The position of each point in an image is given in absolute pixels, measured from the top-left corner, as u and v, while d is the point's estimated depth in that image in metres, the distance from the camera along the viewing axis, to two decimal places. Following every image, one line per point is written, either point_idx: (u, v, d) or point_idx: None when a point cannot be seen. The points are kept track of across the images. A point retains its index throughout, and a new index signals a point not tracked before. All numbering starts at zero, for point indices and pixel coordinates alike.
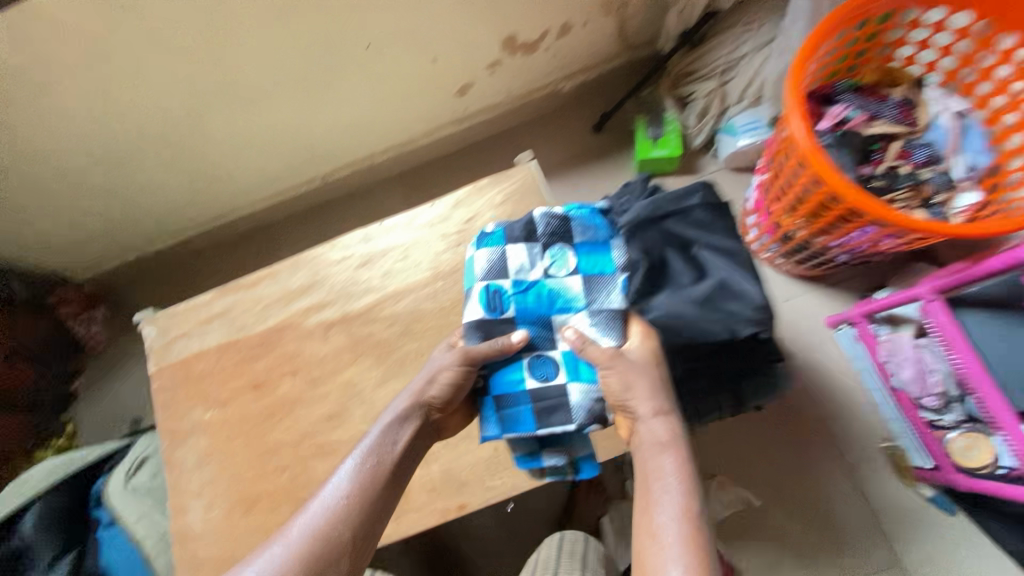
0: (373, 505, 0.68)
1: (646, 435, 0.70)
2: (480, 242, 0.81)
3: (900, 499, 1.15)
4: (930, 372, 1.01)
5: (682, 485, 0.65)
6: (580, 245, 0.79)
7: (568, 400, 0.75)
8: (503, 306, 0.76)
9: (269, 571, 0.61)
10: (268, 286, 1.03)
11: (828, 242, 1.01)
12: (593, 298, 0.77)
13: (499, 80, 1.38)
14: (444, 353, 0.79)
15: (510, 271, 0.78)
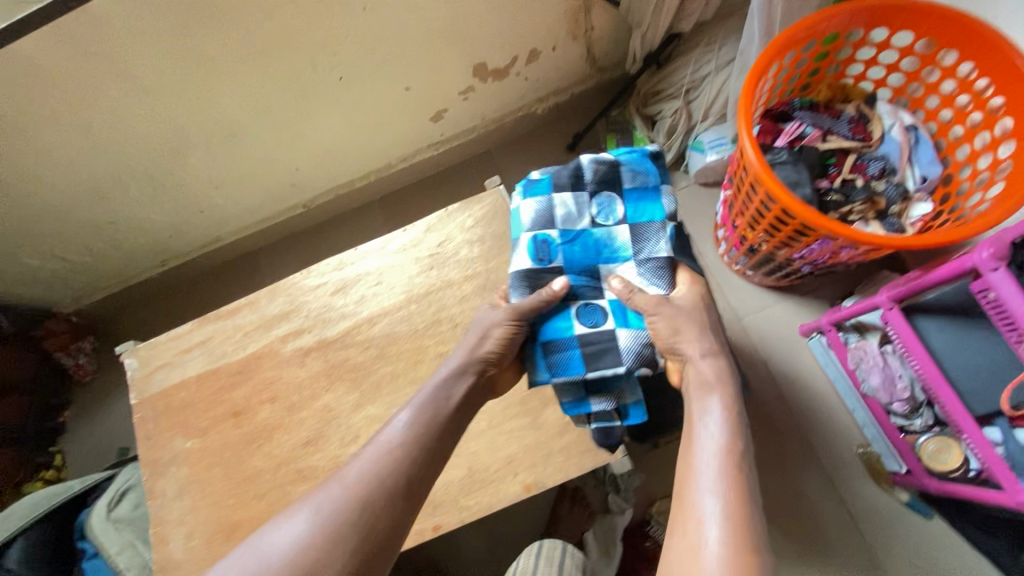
0: (413, 462, 0.70)
1: (693, 373, 0.75)
2: (525, 191, 0.84)
3: (878, 503, 1.16)
4: (898, 378, 1.04)
5: (728, 422, 0.69)
6: (627, 194, 0.82)
7: (616, 344, 0.77)
8: (552, 256, 0.81)
9: (328, 512, 0.64)
10: (246, 315, 1.05)
11: (790, 254, 1.03)
12: (637, 247, 0.82)
13: (473, 105, 1.41)
14: (490, 310, 0.83)
15: (557, 220, 0.81)
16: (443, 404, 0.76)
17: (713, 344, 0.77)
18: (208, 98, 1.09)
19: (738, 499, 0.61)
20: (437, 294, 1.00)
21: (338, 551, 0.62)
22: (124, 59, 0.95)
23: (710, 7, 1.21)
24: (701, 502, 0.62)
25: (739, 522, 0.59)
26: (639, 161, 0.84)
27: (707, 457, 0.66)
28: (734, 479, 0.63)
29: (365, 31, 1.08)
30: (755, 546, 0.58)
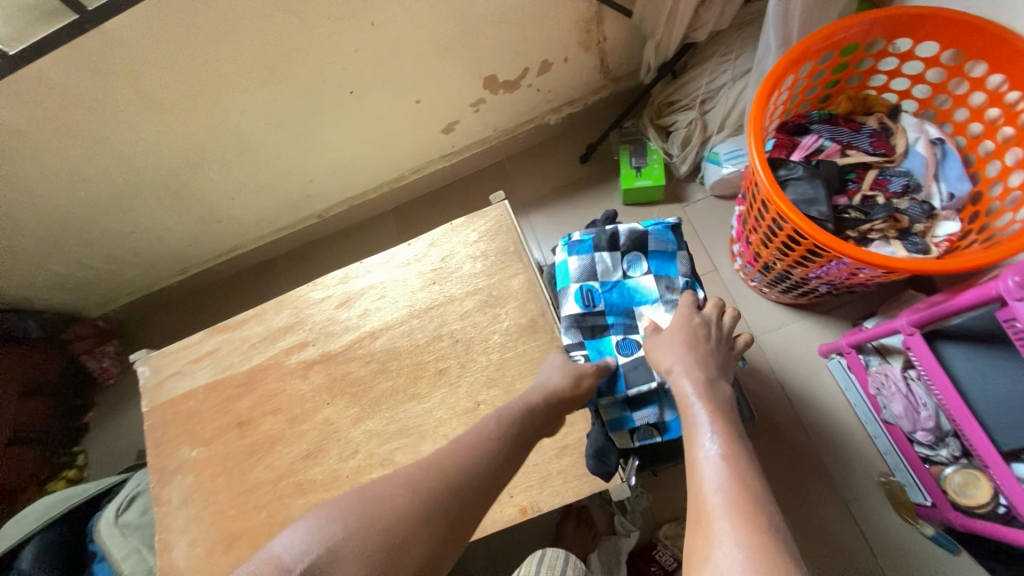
0: (497, 465, 0.66)
1: (675, 390, 0.74)
2: (570, 249, 0.96)
3: (899, 537, 1.10)
4: (921, 406, 0.98)
5: (718, 425, 0.66)
6: (655, 249, 0.96)
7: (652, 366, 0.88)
8: (595, 302, 0.93)
9: (389, 503, 0.59)
10: (253, 326, 1.07)
11: (806, 273, 0.99)
12: (666, 293, 0.94)
13: (485, 117, 1.41)
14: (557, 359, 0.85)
15: (598, 275, 0.94)
16: (530, 420, 0.73)
17: (696, 358, 0.76)
18: (221, 113, 1.11)
19: (743, 492, 0.56)
20: (439, 309, 1.00)
21: (420, 535, 0.57)
22: (140, 76, 0.97)
23: (726, 16, 1.18)
24: (706, 504, 0.57)
25: (748, 511, 0.54)
26: (664, 225, 0.97)
27: (703, 459, 0.62)
28: (736, 473, 0.59)
29: (375, 46, 1.09)
30: (771, 532, 0.52)
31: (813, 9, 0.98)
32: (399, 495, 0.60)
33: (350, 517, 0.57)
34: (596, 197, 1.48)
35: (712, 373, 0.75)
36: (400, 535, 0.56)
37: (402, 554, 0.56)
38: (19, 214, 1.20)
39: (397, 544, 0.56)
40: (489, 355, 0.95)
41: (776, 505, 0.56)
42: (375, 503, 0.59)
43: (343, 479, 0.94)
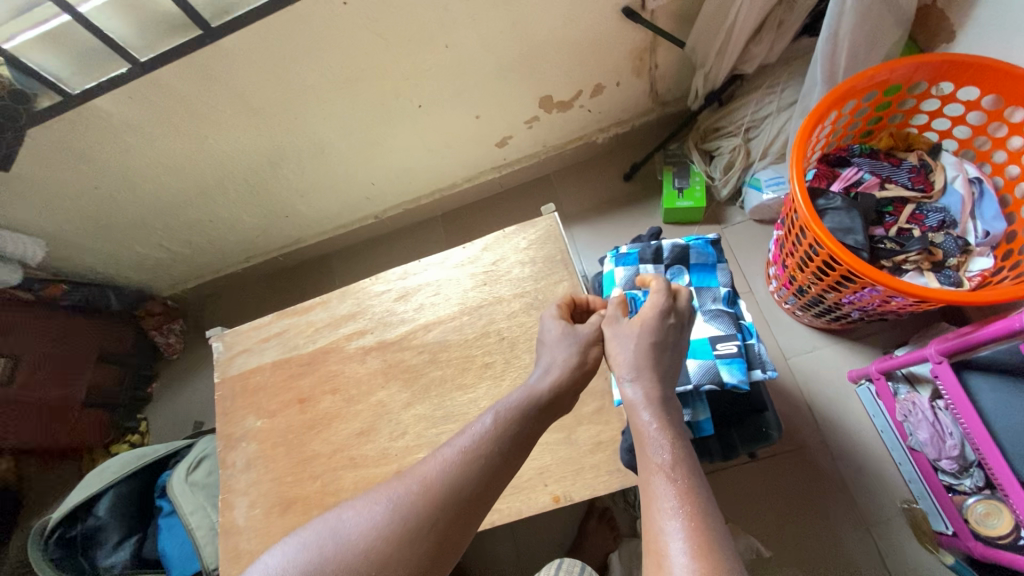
0: (487, 471, 0.74)
1: (629, 401, 0.77)
2: (617, 260, 1.04)
3: (920, 564, 1.12)
4: (948, 435, 1.01)
5: (672, 447, 0.70)
6: (697, 262, 1.02)
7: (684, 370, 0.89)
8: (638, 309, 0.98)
9: (370, 523, 0.69)
10: (319, 312, 1.18)
11: (839, 298, 1.03)
12: (704, 303, 0.98)
13: (537, 133, 1.50)
14: (557, 330, 0.90)
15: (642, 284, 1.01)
16: (524, 415, 0.79)
17: (654, 369, 0.79)
18: (303, 119, 1.23)
19: (699, 522, 0.62)
20: (488, 309, 1.08)
21: (406, 551, 0.68)
22: (241, 84, 1.10)
23: (774, 51, 1.24)
24: (666, 535, 0.62)
25: (703, 546, 0.59)
26: (705, 241, 1.03)
27: (661, 485, 0.66)
28: (691, 503, 0.64)
29: (445, 65, 1.20)
30: (726, 567, 0.58)
31: (860, 50, 1.04)
32: (380, 514, 0.70)
33: (313, 552, 0.68)
34: (636, 214, 1.55)
35: (665, 384, 0.79)
36: (384, 555, 0.67)
37: (389, 566, 0.67)
38: (120, 199, 1.34)
39: (382, 562, 0.67)
40: (531, 353, 1.03)
41: (727, 531, 0.62)
42: (336, 533, 0.70)
43: (392, 457, 1.03)
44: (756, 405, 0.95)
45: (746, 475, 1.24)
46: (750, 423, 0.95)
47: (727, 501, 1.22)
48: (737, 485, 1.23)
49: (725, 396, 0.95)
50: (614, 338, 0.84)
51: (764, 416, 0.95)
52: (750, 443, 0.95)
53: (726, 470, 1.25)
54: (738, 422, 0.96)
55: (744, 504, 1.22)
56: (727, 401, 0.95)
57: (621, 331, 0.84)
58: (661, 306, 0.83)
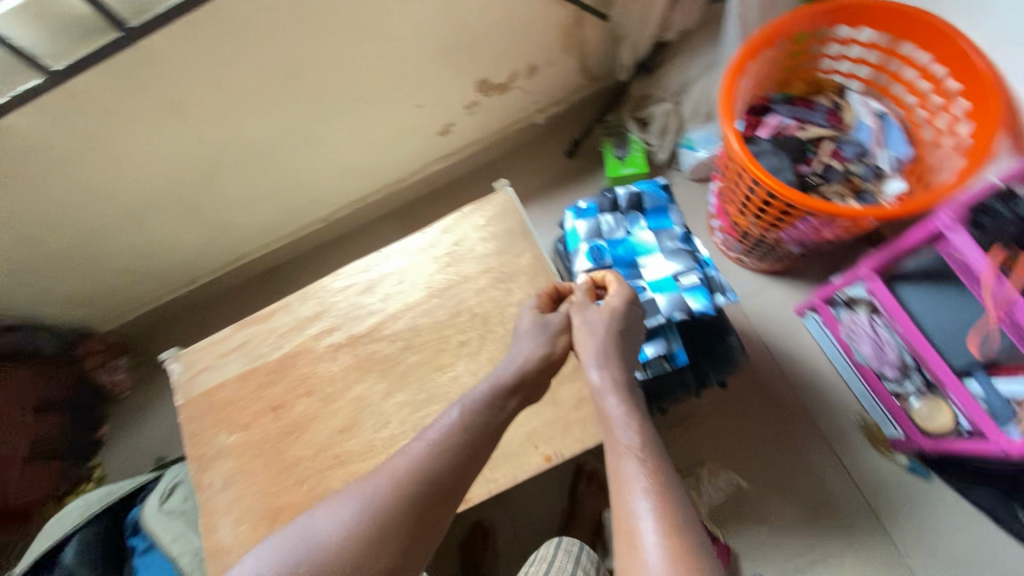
0: (452, 465, 0.77)
1: (597, 387, 0.84)
2: (576, 215, 1.09)
3: (882, 470, 1.22)
4: (886, 346, 1.10)
5: (638, 430, 0.77)
6: (651, 207, 1.08)
7: (655, 304, 0.95)
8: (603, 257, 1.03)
9: (342, 522, 0.71)
10: (281, 317, 1.15)
11: (779, 234, 1.11)
12: (663, 244, 1.04)
13: (478, 119, 1.52)
14: (530, 322, 0.93)
15: (603, 234, 1.06)
16: (490, 405, 0.83)
17: (619, 356, 0.86)
18: (238, 123, 1.19)
19: (665, 497, 0.69)
20: (455, 289, 1.09)
21: (380, 544, 0.70)
22: (167, 90, 1.06)
23: (691, 17, 1.32)
24: (635, 509, 0.68)
25: (669, 520, 0.66)
26: (656, 187, 1.09)
27: (629, 465, 0.73)
28: (656, 480, 0.70)
29: (379, 55, 1.19)
30: (689, 537, 0.65)
31: (767, 7, 1.13)
32: (350, 512, 0.72)
33: (285, 555, 0.70)
34: (583, 187, 1.61)
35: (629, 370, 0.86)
36: (358, 551, 0.69)
37: (362, 562, 0.69)
38: (42, 230, 1.25)
39: (356, 559, 0.69)
40: (504, 326, 1.05)
41: (689, 505, 0.69)
42: (306, 537, 0.71)
43: (378, 448, 1.02)
44: (721, 334, 1.03)
45: (718, 416, 1.30)
46: (719, 353, 1.04)
47: (705, 443, 1.29)
48: (712, 428, 1.30)
49: (694, 326, 1.00)
50: (582, 326, 0.89)
51: (729, 344, 1.03)
52: (720, 368, 1.05)
53: (699, 416, 1.31)
54: (706, 351, 1.03)
55: (721, 444, 1.28)
56: (696, 332, 1.01)
57: (589, 318, 0.89)
58: (625, 297, 0.90)
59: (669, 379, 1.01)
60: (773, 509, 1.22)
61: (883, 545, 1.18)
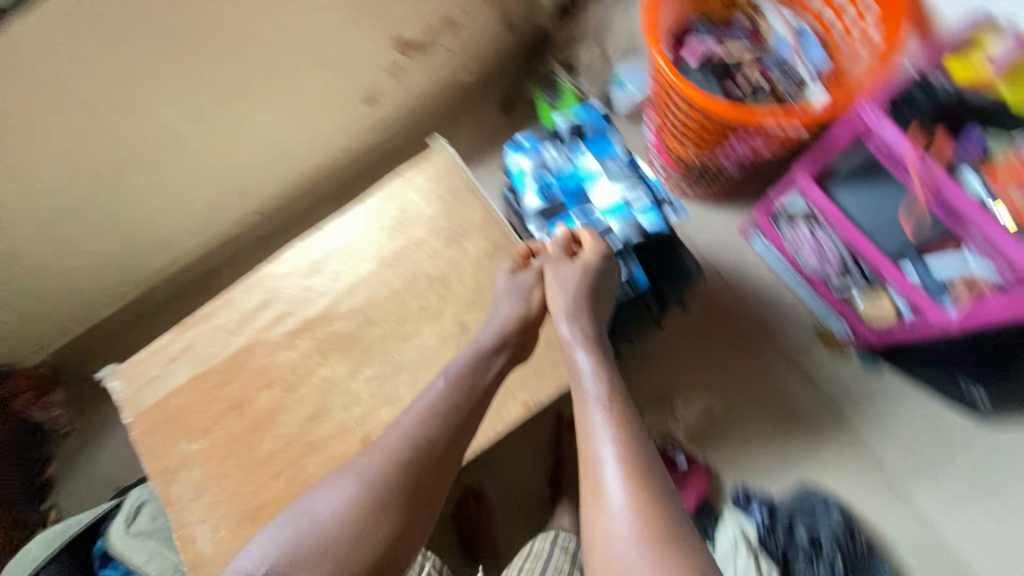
0: (443, 433, 0.82)
1: (566, 340, 0.90)
2: (517, 151, 1.07)
3: (839, 371, 1.30)
4: (828, 250, 1.16)
5: (605, 380, 0.84)
6: (591, 134, 1.08)
7: (613, 230, 0.99)
8: (553, 191, 1.04)
9: (340, 500, 0.76)
10: (226, 313, 1.08)
11: (716, 155, 1.15)
12: (608, 169, 1.05)
13: (404, 85, 1.46)
14: (506, 279, 0.98)
15: (547, 167, 1.06)
16: (475, 369, 0.89)
17: (588, 310, 0.92)
18: (141, 107, 1.10)
19: (627, 443, 0.76)
20: (407, 255, 1.05)
21: (380, 514, 0.75)
22: (49, 72, 0.96)
23: None
24: (599, 454, 0.76)
25: (631, 464, 0.74)
26: (595, 112, 1.09)
27: (595, 415, 0.80)
28: (621, 428, 0.78)
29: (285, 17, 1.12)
30: (648, 478, 0.73)
31: None
32: (346, 489, 0.77)
33: (290, 535, 0.74)
34: None
35: (598, 323, 0.92)
36: (358, 525, 0.74)
37: (364, 532, 0.73)
38: None
39: (357, 532, 0.73)
40: (464, 284, 1.03)
41: (651, 450, 0.77)
42: (306, 517, 0.75)
43: (353, 428, 0.99)
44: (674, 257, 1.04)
45: (685, 345, 1.34)
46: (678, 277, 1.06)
47: (675, 373, 1.33)
48: (681, 359, 1.33)
49: (645, 250, 1.01)
50: (555, 282, 0.94)
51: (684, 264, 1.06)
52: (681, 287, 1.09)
53: (667, 350, 1.34)
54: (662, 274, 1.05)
55: (691, 371, 1.33)
56: (650, 257, 1.03)
57: (562, 274, 0.94)
58: (600, 251, 0.94)
59: (634, 307, 1.05)
60: (750, 425, 1.28)
61: (848, 438, 1.26)
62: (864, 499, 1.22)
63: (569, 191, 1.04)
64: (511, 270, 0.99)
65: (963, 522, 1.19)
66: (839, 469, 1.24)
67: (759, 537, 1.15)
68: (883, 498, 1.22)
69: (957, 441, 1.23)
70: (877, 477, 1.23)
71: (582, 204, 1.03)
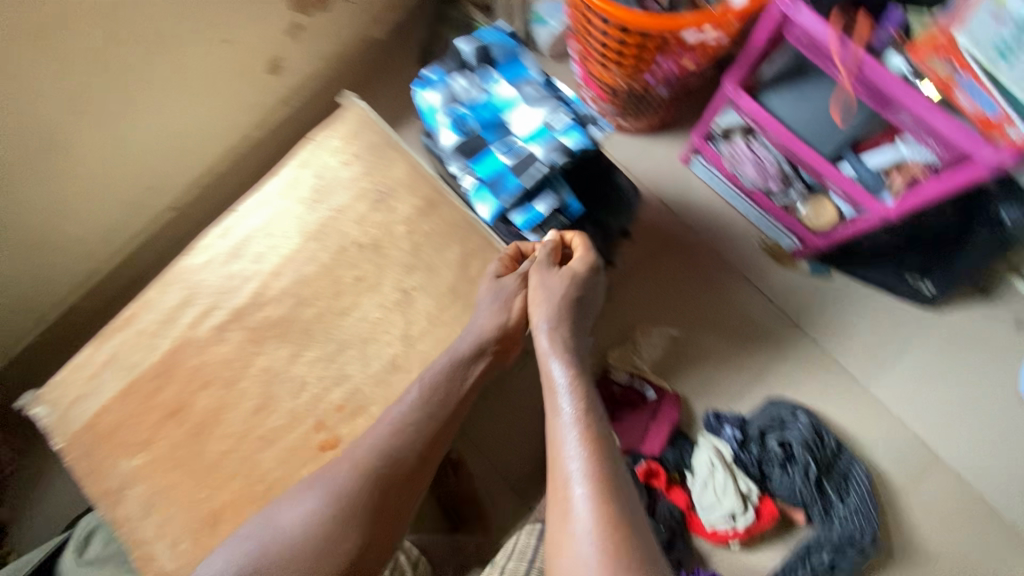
0: (416, 440, 0.85)
1: (543, 350, 0.87)
2: (427, 87, 1.02)
3: (791, 282, 1.30)
4: (766, 161, 1.15)
5: (583, 396, 0.82)
6: (503, 61, 1.03)
7: (535, 156, 0.95)
8: (469, 123, 0.99)
9: (307, 512, 0.79)
10: (146, 316, 0.99)
11: (644, 76, 1.10)
12: (524, 95, 1.00)
13: (309, 47, 1.35)
14: (494, 284, 0.91)
15: (461, 100, 1.01)
16: (452, 376, 0.89)
17: (568, 320, 0.89)
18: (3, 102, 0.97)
19: (598, 465, 0.74)
20: (333, 225, 0.98)
21: (346, 526, 0.79)
22: None
23: None
24: (569, 474, 0.75)
25: (601, 489, 0.72)
26: (502, 35, 1.04)
27: (568, 435, 0.78)
28: (592, 448, 0.76)
29: None
30: (617, 503, 0.72)
31: None
32: (313, 502, 0.79)
33: (255, 550, 0.77)
34: None
35: (576, 334, 0.89)
36: (324, 539, 0.78)
37: (328, 544, 0.78)
38: None
39: (322, 546, 0.77)
40: (399, 246, 0.96)
41: (623, 476, 0.75)
42: (272, 530, 0.78)
43: (303, 415, 0.93)
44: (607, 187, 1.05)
45: (639, 278, 1.33)
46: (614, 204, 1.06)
47: (632, 308, 1.31)
48: (637, 294, 1.32)
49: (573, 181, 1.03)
50: (539, 288, 0.90)
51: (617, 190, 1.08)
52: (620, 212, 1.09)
53: (623, 287, 1.33)
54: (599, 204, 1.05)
55: (647, 303, 1.32)
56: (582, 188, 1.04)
57: (547, 281, 0.90)
58: (587, 266, 0.92)
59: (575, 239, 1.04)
60: (713, 348, 1.28)
61: (808, 346, 1.27)
62: (831, 404, 1.23)
63: (487, 122, 0.99)
64: (500, 279, 0.91)
65: (924, 409, 1.22)
66: (804, 378, 1.25)
67: (736, 456, 1.17)
68: (850, 400, 1.23)
69: (910, 332, 1.26)
70: (843, 380, 1.24)
71: (502, 134, 0.98)
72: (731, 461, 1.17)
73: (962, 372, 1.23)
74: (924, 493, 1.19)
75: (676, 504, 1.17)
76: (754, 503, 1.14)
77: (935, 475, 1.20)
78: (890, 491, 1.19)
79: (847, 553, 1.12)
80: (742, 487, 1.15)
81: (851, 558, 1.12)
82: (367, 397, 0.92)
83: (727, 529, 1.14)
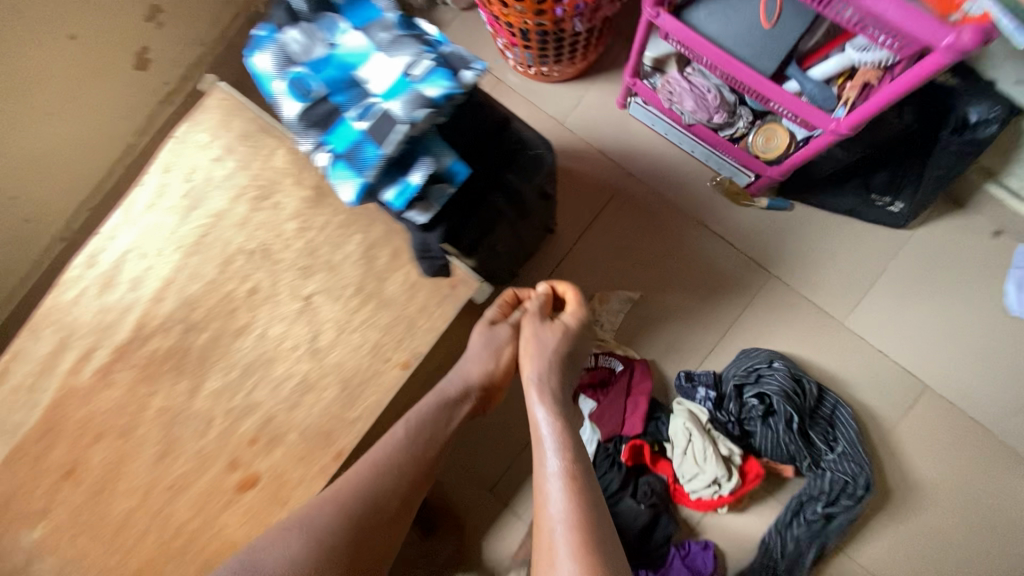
0: (381, 491, 0.77)
1: (527, 397, 0.84)
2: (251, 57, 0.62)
3: (749, 220, 1.19)
4: (707, 91, 1.02)
5: (568, 447, 0.79)
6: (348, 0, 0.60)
7: (393, 119, 0.54)
8: (308, 86, 0.57)
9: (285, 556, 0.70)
10: (18, 368, 0.85)
11: (554, 10, 0.95)
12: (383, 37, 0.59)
13: (179, 33, 1.18)
14: (486, 332, 0.87)
15: (296, 58, 0.59)
16: (439, 417, 0.84)
17: (560, 366, 0.85)
18: None
19: (580, 525, 0.72)
20: (214, 234, 0.84)
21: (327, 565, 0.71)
22: None
23: None
24: (552, 533, 0.73)
25: (585, 550, 0.70)
26: None
27: (552, 490, 0.75)
28: (574, 506, 0.74)
29: None
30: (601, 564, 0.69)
31: None
32: (289, 537, 0.71)
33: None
34: None
35: (565, 380, 0.86)
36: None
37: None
38: None
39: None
40: (292, 248, 0.82)
41: (608, 535, 0.73)
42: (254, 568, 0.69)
43: (214, 455, 0.82)
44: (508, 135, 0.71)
45: (589, 243, 1.22)
46: (526, 159, 0.71)
47: (585, 275, 1.21)
48: (588, 261, 1.21)
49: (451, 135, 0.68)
50: (533, 337, 0.85)
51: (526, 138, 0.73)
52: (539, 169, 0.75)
53: (568, 252, 1.22)
54: (502, 162, 0.71)
55: (601, 268, 1.21)
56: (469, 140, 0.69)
57: (540, 333, 0.85)
58: (579, 320, 0.88)
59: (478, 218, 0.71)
60: (673, 303, 1.18)
61: (775, 288, 1.16)
62: (806, 347, 1.14)
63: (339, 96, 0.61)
64: (490, 326, 0.88)
65: (910, 341, 1.13)
66: (774, 323, 1.15)
67: (710, 417, 1.08)
68: (826, 339, 1.14)
69: (884, 259, 1.15)
70: (816, 320, 1.15)
71: (353, 92, 0.57)
72: (707, 424, 1.07)
73: (944, 294, 1.14)
74: (915, 428, 1.11)
75: (659, 477, 1.09)
76: (738, 466, 1.05)
77: (925, 407, 1.11)
78: (879, 431, 1.11)
79: (841, 499, 1.05)
80: (722, 449, 1.05)
81: (847, 504, 1.04)
82: (281, 425, 0.81)
83: (712, 497, 1.06)
